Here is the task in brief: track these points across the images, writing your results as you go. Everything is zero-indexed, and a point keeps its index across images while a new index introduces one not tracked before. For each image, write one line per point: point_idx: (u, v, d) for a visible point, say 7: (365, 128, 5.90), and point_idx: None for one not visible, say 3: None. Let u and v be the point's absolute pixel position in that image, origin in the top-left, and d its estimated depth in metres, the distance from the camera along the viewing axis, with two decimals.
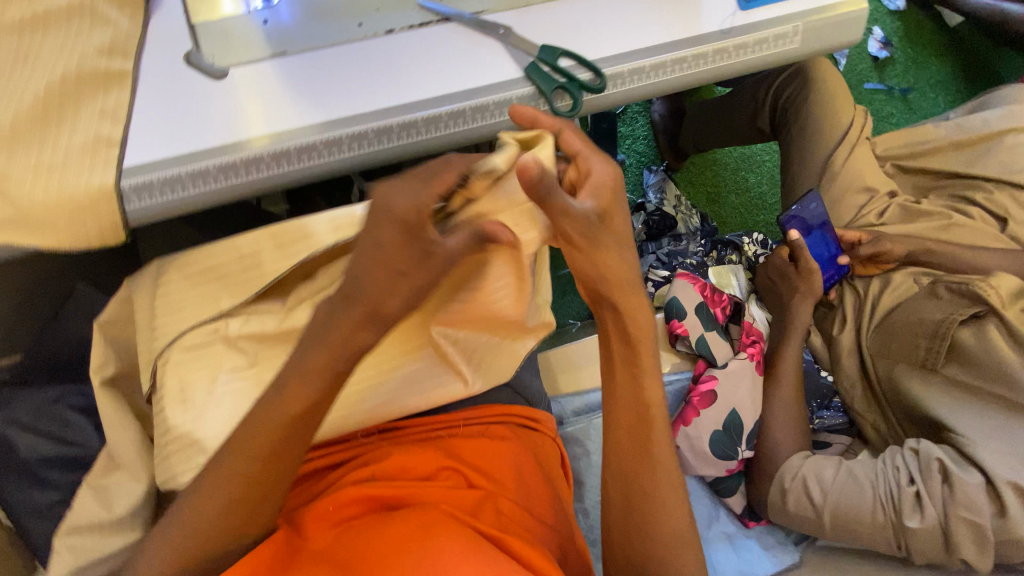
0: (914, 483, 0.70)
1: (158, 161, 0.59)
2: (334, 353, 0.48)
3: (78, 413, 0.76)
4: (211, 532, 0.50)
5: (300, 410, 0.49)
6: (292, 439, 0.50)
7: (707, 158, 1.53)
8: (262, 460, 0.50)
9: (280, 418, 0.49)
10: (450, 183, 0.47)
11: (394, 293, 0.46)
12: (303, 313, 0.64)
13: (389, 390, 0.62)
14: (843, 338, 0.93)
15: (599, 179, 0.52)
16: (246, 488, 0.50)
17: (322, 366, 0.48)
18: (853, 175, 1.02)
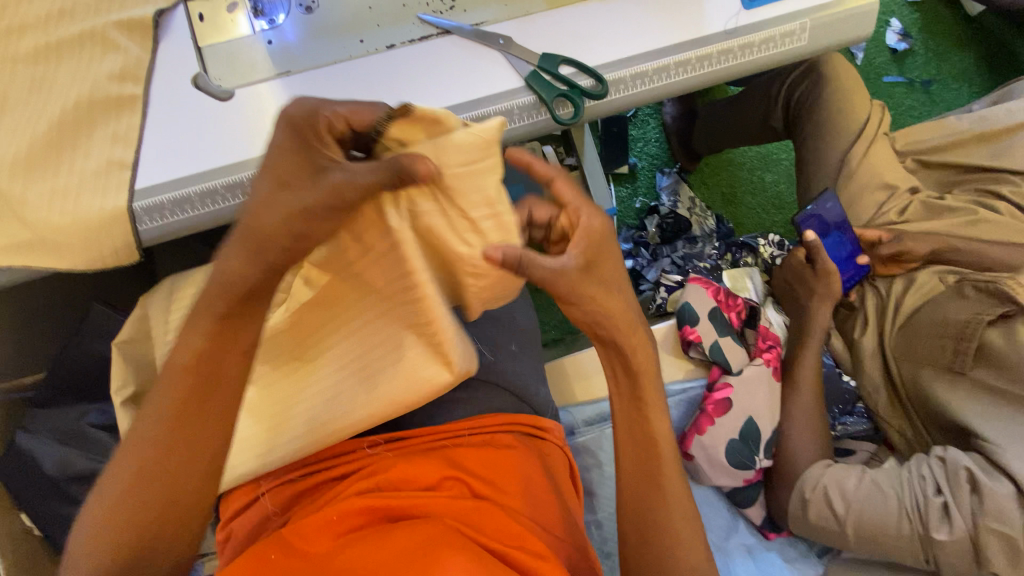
0: (942, 493, 0.67)
1: (168, 183, 0.61)
2: (229, 282, 0.47)
3: (100, 430, 0.80)
4: (126, 486, 0.48)
5: (201, 368, 0.49)
6: (202, 381, 0.49)
7: (721, 158, 1.51)
8: (177, 403, 0.49)
9: (191, 355, 0.49)
10: (365, 120, 0.50)
11: (279, 203, 0.46)
12: None
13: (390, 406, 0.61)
14: (864, 342, 0.90)
15: (587, 230, 0.53)
16: (162, 437, 0.48)
17: (221, 295, 0.48)
18: (872, 171, 0.98)
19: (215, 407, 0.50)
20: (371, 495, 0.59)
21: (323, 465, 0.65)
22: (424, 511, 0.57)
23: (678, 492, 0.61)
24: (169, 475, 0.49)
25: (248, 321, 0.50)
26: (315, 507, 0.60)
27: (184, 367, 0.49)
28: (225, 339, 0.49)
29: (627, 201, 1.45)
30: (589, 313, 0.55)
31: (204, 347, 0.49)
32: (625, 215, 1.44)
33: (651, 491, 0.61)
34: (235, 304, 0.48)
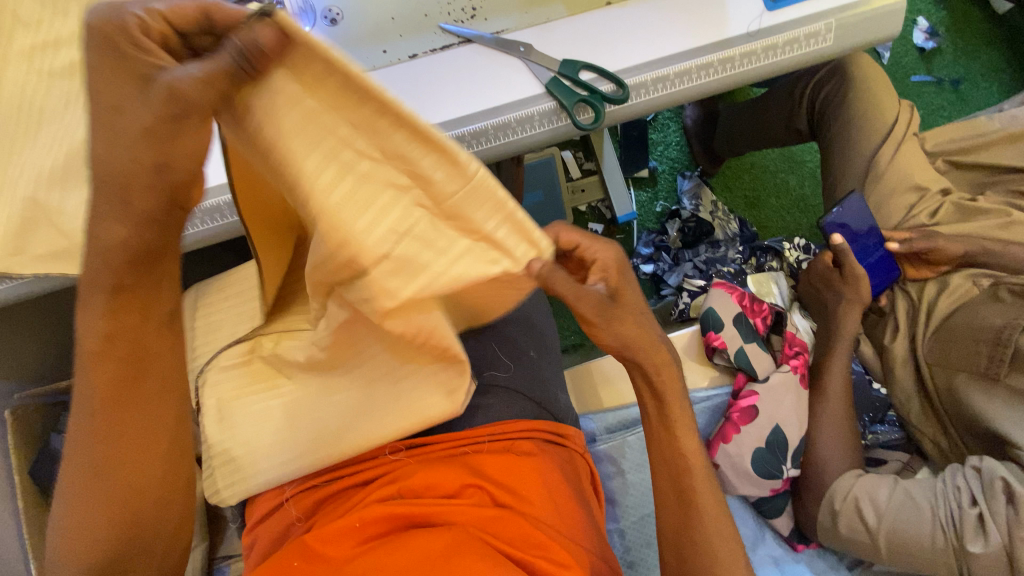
0: (977, 504, 0.63)
1: None
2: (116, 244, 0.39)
3: None
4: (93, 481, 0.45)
5: (129, 347, 0.43)
6: (129, 362, 0.43)
7: (744, 161, 1.48)
8: (111, 392, 0.43)
9: (102, 334, 0.42)
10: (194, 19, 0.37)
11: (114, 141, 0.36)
12: None
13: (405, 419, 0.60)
14: (895, 347, 0.88)
15: (608, 262, 0.58)
16: (108, 430, 0.44)
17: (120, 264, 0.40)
18: (900, 173, 0.96)
19: (152, 388, 0.44)
20: (393, 502, 0.59)
21: (346, 471, 0.66)
22: (445, 519, 0.58)
23: (703, 499, 0.60)
24: (133, 463, 0.45)
25: (148, 284, 0.42)
26: (338, 513, 0.61)
27: (97, 355, 0.42)
28: (135, 313, 0.42)
29: (648, 205, 1.44)
30: (619, 338, 0.57)
31: (112, 326, 0.42)
32: (645, 219, 1.43)
33: (676, 494, 0.61)
34: (127, 274, 0.40)
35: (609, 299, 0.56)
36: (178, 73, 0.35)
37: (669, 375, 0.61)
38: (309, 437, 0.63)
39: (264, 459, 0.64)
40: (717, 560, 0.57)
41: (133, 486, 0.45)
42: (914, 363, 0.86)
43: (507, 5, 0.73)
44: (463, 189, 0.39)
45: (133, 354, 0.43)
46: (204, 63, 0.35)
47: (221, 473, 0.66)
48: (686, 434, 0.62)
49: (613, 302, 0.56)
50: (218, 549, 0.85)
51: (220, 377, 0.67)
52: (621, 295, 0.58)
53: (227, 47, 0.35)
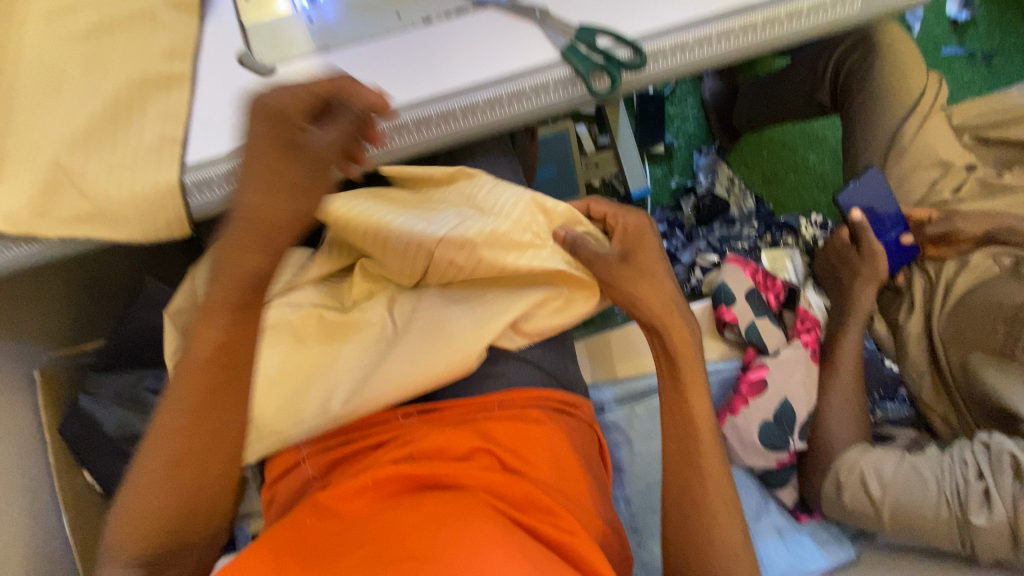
0: (984, 478, 0.63)
1: (215, 158, 0.63)
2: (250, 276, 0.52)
3: (155, 395, 0.85)
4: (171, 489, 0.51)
5: (230, 354, 0.52)
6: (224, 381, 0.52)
7: (763, 137, 1.46)
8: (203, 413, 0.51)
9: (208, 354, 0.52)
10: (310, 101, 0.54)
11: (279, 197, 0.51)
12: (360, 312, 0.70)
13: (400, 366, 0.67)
14: (910, 326, 0.87)
15: (627, 227, 0.69)
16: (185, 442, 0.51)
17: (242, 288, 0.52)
18: (924, 148, 0.93)
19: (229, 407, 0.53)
20: (404, 463, 0.61)
21: (361, 433, 0.68)
22: (456, 481, 0.60)
23: (708, 464, 0.61)
24: (200, 478, 0.52)
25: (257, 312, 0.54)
26: (351, 473, 0.63)
27: (202, 371, 0.52)
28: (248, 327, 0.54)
29: (663, 180, 1.42)
30: (627, 295, 0.66)
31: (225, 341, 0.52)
32: (659, 195, 1.42)
33: (682, 461, 0.62)
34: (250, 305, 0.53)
35: (620, 259, 0.67)
36: (319, 136, 0.54)
37: (684, 344, 0.65)
38: (334, 398, 0.67)
39: (283, 416, 0.67)
40: (717, 521, 0.59)
41: (189, 497, 0.52)
42: (928, 340, 0.86)
43: None
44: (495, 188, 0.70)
45: (225, 362, 0.52)
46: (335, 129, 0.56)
47: None
48: (695, 402, 0.63)
49: (626, 262, 0.67)
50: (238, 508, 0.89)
51: None
52: (636, 256, 0.68)
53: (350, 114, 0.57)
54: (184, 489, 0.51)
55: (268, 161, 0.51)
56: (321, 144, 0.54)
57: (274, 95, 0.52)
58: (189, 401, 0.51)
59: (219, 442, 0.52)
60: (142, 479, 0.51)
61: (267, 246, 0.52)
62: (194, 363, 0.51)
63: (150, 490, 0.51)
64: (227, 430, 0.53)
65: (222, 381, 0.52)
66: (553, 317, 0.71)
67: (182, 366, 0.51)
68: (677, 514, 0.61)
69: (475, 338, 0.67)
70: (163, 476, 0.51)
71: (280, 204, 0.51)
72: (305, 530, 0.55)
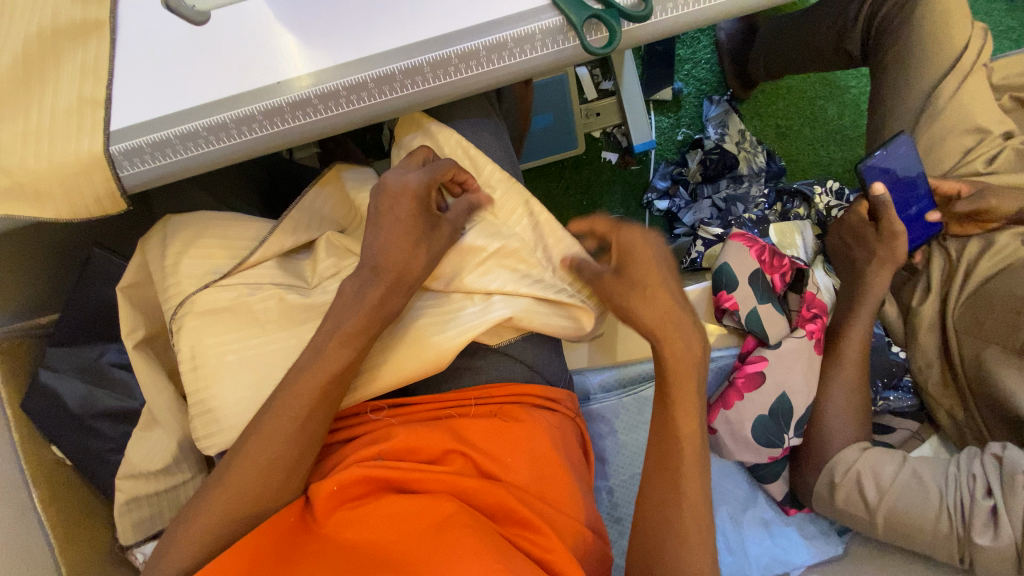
0: (992, 496, 0.59)
1: (145, 123, 0.56)
2: (366, 318, 0.58)
3: (120, 369, 0.81)
4: (248, 494, 0.56)
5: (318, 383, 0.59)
6: (326, 405, 0.57)
7: (779, 86, 1.33)
8: (301, 425, 0.56)
9: (320, 378, 0.56)
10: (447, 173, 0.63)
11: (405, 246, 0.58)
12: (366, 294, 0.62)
13: (377, 372, 0.62)
14: (924, 311, 0.81)
15: (629, 232, 0.57)
16: (282, 454, 0.56)
17: (358, 329, 0.57)
18: (961, 111, 0.83)
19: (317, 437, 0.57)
20: (371, 463, 0.58)
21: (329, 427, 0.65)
22: (425, 488, 0.57)
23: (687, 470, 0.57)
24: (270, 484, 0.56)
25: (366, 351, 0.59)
26: (321, 472, 0.61)
27: (319, 384, 0.56)
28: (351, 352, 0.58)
29: (668, 132, 1.31)
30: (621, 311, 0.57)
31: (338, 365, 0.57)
32: (665, 148, 1.31)
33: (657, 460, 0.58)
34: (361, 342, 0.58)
35: (614, 274, 0.58)
36: (453, 217, 0.63)
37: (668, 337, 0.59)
38: None
39: (245, 407, 0.64)
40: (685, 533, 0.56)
41: (257, 502, 0.56)
42: (941, 328, 0.80)
43: None
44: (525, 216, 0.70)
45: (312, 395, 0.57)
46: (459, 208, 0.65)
47: (202, 423, 0.65)
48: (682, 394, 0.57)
49: (619, 275, 0.57)
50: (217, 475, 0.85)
51: (197, 325, 0.66)
52: (631, 265, 0.56)
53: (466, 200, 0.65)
54: (259, 495, 0.56)
55: (410, 235, 0.58)
56: (454, 225, 0.63)
57: (407, 177, 0.59)
58: (293, 423, 0.56)
59: (303, 457, 0.57)
60: (227, 480, 0.56)
61: (395, 294, 0.59)
62: (304, 386, 0.56)
63: (231, 493, 0.55)
64: (312, 448, 0.58)
65: (327, 406, 0.57)
66: (551, 320, 0.65)
67: (292, 384, 0.57)
68: (656, 520, 0.57)
69: (455, 338, 0.62)
70: (245, 480, 0.56)
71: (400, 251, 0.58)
72: (275, 542, 0.53)
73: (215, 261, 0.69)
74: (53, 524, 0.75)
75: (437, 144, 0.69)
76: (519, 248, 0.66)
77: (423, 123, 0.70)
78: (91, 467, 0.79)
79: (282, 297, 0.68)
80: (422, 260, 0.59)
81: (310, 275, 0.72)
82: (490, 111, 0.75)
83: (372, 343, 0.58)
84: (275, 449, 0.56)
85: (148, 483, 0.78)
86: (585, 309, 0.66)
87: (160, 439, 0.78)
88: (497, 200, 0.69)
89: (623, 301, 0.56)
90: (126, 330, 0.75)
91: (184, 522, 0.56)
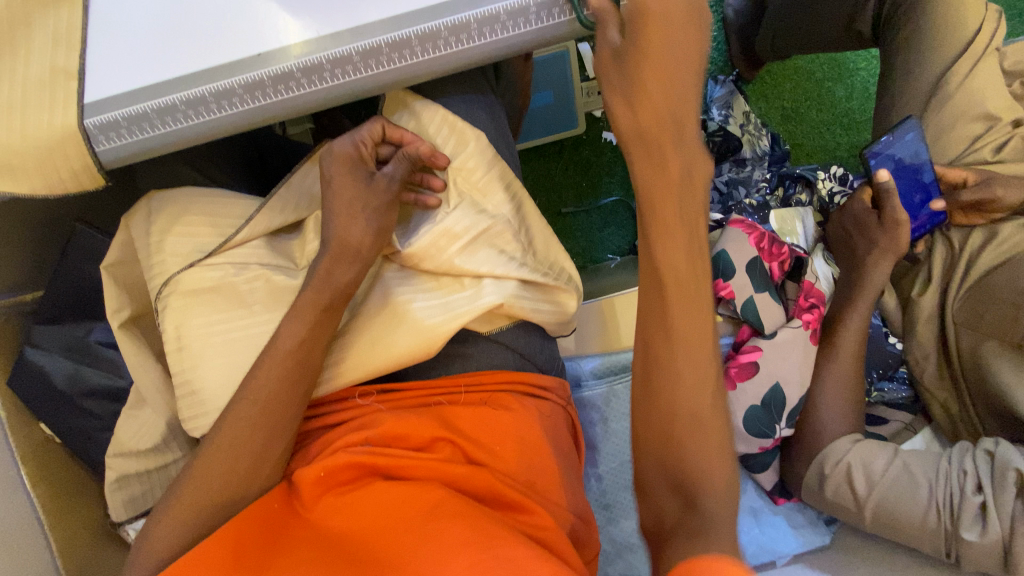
0: (982, 491, 0.59)
1: (122, 96, 0.53)
2: (324, 293, 0.59)
3: (106, 347, 0.80)
4: (225, 474, 0.57)
5: (295, 361, 0.58)
6: (296, 382, 0.58)
7: (786, 66, 1.29)
8: (266, 401, 0.58)
9: (282, 354, 0.58)
10: (379, 134, 0.62)
11: (351, 218, 0.59)
12: (340, 277, 0.60)
13: (364, 352, 0.61)
14: (923, 302, 0.80)
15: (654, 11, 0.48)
16: (252, 431, 0.57)
17: (309, 303, 0.59)
18: (971, 96, 0.81)
19: (289, 418, 0.59)
20: (357, 449, 0.57)
21: (316, 412, 0.64)
22: (412, 475, 0.56)
23: None
24: (241, 464, 0.57)
25: (329, 325, 0.60)
26: (308, 458, 0.61)
27: (282, 355, 0.58)
28: (312, 328, 0.59)
29: None
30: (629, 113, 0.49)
31: (302, 335, 0.59)
32: None
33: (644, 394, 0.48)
34: (322, 319, 0.60)
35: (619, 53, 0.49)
36: (388, 173, 0.61)
37: None
38: None
39: (231, 390, 0.63)
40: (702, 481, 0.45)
41: (235, 491, 0.57)
42: (940, 320, 0.79)
43: None
44: (515, 204, 0.68)
45: (287, 376, 0.58)
46: (397, 168, 0.61)
47: (187, 405, 0.64)
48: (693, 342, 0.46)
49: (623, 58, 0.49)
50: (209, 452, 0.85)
51: (182, 305, 0.64)
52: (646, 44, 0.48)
53: (402, 156, 0.61)
54: (230, 482, 0.57)
55: (345, 198, 0.59)
56: (390, 180, 0.61)
57: (337, 145, 0.61)
58: (258, 396, 0.58)
59: (272, 441, 0.58)
60: (200, 468, 0.57)
61: (352, 269, 0.60)
62: (270, 359, 0.58)
63: (204, 481, 0.57)
64: (280, 434, 0.58)
65: (290, 384, 0.58)
66: (537, 305, 0.66)
67: (267, 367, 0.58)
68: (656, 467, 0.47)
69: (445, 323, 0.60)
70: (220, 468, 0.57)
71: (359, 227, 0.59)
72: (260, 527, 0.53)
73: (200, 240, 0.68)
74: (43, 500, 0.75)
75: (422, 123, 0.66)
76: (502, 230, 0.65)
77: (408, 101, 0.67)
78: (80, 445, 0.78)
79: (268, 279, 0.66)
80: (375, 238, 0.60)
81: (298, 256, 0.70)
82: (485, 88, 0.72)
83: (323, 313, 0.59)
84: (240, 433, 0.57)
85: (137, 462, 0.77)
86: (565, 291, 0.68)
87: (149, 419, 0.77)
88: (482, 182, 0.66)
89: (617, 101, 0.49)
90: (111, 309, 0.74)
91: (161, 513, 0.57)
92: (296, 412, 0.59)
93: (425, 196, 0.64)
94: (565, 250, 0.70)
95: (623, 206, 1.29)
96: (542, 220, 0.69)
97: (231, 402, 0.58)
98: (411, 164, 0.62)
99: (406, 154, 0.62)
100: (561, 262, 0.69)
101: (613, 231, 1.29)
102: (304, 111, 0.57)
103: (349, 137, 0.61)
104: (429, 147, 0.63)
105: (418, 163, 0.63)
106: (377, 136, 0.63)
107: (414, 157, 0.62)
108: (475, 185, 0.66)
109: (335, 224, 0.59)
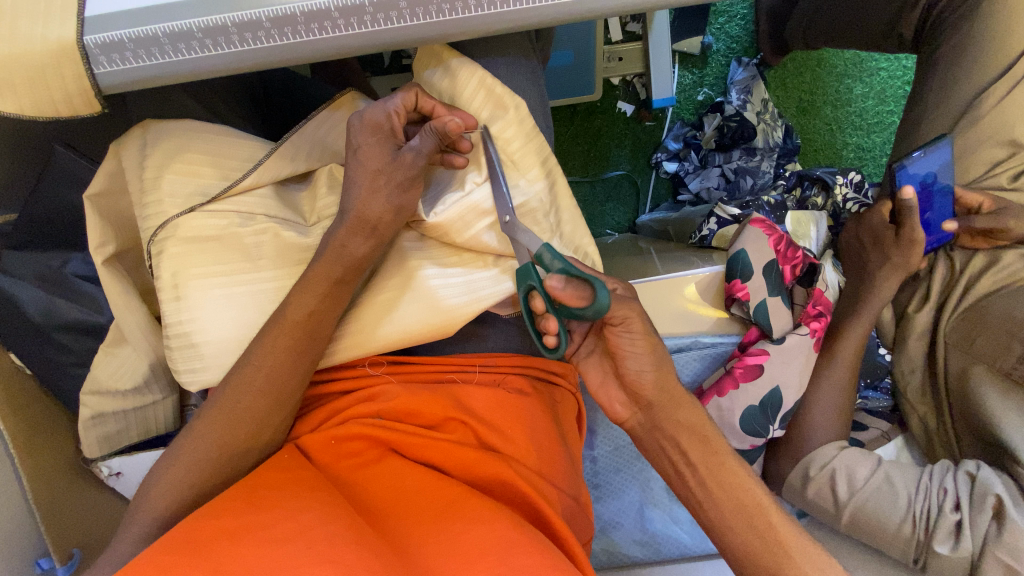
0: (959, 510, 0.65)
1: (130, 13, 0.47)
2: (345, 266, 0.57)
3: (85, 282, 0.74)
4: (227, 437, 0.55)
5: (301, 333, 0.56)
6: (306, 350, 0.56)
7: (811, 56, 1.26)
8: (274, 369, 0.55)
9: (295, 322, 0.55)
10: (413, 101, 0.56)
11: (368, 185, 0.55)
12: (355, 247, 0.56)
13: (381, 326, 0.59)
14: (918, 319, 0.83)
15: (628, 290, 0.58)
16: (256, 398, 0.55)
17: (322, 274, 0.56)
18: (1003, 121, 0.79)
19: (296, 387, 0.57)
20: (368, 422, 0.58)
21: (322, 378, 0.64)
22: (424, 451, 0.56)
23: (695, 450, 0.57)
24: (243, 429, 0.55)
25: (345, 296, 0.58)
26: (313, 423, 0.61)
27: (296, 325, 0.55)
28: (326, 301, 0.56)
29: (689, 90, 1.24)
30: (643, 389, 0.57)
31: (318, 306, 0.56)
32: (683, 107, 1.24)
33: (762, 552, 0.52)
34: (337, 290, 0.57)
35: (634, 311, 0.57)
36: (415, 147, 0.55)
37: None
38: None
39: (232, 348, 0.60)
40: None
41: (235, 455, 0.56)
42: (931, 339, 0.82)
43: (524, 165, 0.64)
44: (545, 182, 0.66)
45: (296, 345, 0.56)
46: (424, 141, 0.56)
47: (182, 357, 0.60)
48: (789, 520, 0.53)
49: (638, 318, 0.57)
50: (190, 396, 0.81)
51: (182, 252, 0.60)
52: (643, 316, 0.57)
53: (431, 131, 0.56)
54: (230, 446, 0.55)
55: (368, 169, 0.55)
56: (415, 156, 0.55)
57: (368, 112, 0.55)
58: (267, 363, 0.55)
59: (277, 409, 0.56)
60: (201, 429, 0.56)
61: (372, 240, 0.57)
62: (280, 330, 0.55)
63: (203, 444, 0.55)
64: (285, 404, 0.57)
65: (299, 354, 0.56)
66: None
67: (274, 331, 0.55)
68: None
69: (468, 305, 0.60)
70: (221, 432, 0.55)
71: (379, 202, 0.55)
72: (267, 483, 0.52)
73: (202, 181, 0.62)
74: (12, 434, 0.68)
75: (458, 83, 0.62)
76: (535, 209, 0.64)
77: (445, 57, 0.62)
78: (50, 380, 0.72)
79: (277, 233, 0.62)
80: (404, 210, 0.57)
81: (308, 209, 0.66)
82: (527, 50, 0.68)
83: (334, 287, 0.57)
84: (243, 399, 0.55)
85: (118, 403, 0.73)
86: None
87: (130, 361, 0.72)
88: (518, 155, 0.64)
89: (640, 373, 0.56)
90: (94, 242, 0.67)
91: (160, 473, 0.55)
92: (303, 383, 0.58)
93: (452, 157, 0.59)
94: (590, 234, 0.68)
95: (628, 181, 1.26)
96: (574, 204, 0.68)
97: (236, 366, 0.56)
98: (440, 140, 0.56)
99: (436, 128, 0.55)
100: (583, 246, 0.68)
101: (616, 207, 1.27)
102: (337, 56, 0.52)
103: (382, 104, 0.55)
104: (459, 121, 0.55)
105: (452, 135, 0.56)
106: (410, 105, 0.56)
107: (444, 129, 0.55)
108: (509, 159, 0.63)
109: (355, 195, 0.55)
